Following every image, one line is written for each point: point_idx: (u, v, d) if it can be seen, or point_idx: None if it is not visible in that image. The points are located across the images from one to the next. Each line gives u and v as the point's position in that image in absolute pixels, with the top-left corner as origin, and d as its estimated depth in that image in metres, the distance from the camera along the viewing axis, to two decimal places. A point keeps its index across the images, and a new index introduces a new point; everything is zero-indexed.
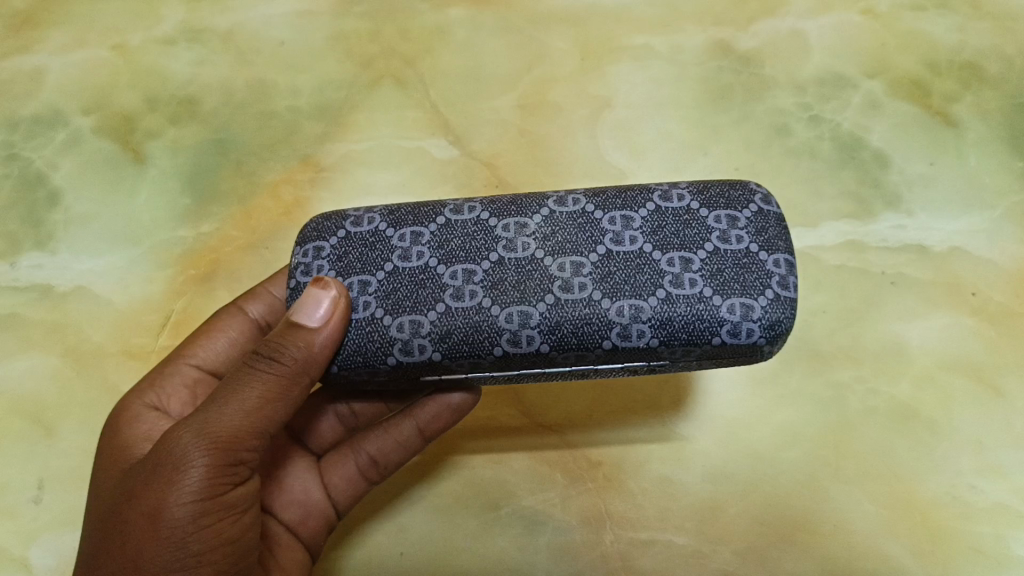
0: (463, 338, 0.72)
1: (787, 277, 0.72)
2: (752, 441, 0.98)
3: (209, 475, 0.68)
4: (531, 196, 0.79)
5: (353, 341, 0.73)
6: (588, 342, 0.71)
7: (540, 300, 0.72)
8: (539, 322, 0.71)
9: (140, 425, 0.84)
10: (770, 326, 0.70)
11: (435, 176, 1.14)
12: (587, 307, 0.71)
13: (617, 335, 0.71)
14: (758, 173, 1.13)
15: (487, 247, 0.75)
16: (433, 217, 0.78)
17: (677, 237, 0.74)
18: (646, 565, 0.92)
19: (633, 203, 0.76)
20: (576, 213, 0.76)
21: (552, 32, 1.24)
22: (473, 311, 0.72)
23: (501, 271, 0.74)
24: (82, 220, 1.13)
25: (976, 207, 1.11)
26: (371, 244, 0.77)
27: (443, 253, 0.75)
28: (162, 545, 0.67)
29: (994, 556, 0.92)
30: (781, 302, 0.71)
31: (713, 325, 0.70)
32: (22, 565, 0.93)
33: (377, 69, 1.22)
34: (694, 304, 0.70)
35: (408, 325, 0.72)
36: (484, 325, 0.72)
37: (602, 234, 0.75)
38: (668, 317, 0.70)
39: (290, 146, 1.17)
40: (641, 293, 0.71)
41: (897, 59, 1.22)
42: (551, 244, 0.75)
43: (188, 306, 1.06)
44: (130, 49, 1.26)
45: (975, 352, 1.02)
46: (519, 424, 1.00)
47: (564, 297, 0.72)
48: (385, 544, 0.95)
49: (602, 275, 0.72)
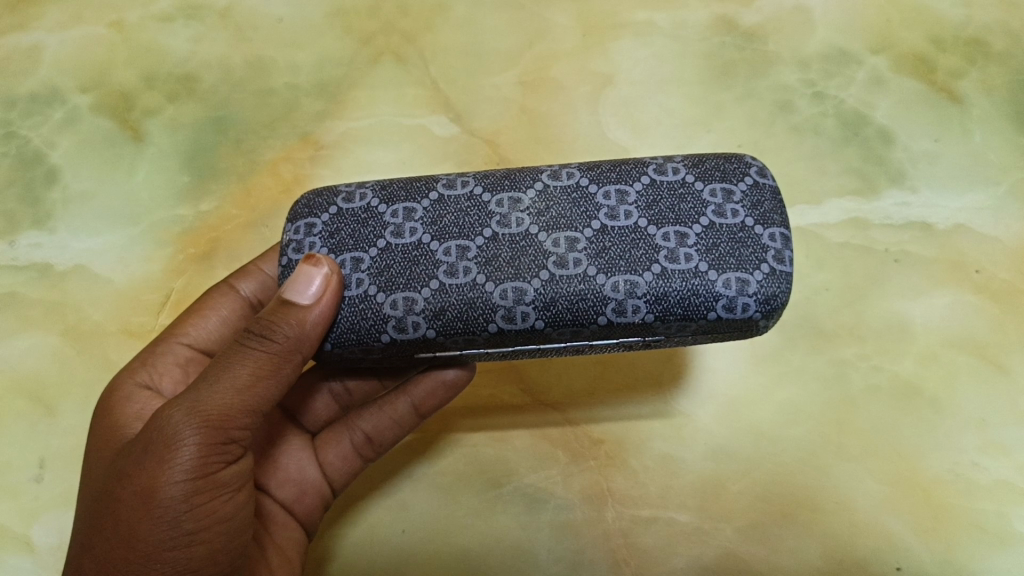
0: (458, 315, 0.71)
1: (783, 251, 0.71)
2: (754, 418, 0.97)
3: (201, 454, 0.67)
4: (525, 170, 0.78)
5: (346, 319, 0.72)
6: (583, 318, 0.71)
7: (535, 276, 0.71)
8: (533, 298, 0.70)
9: (132, 404, 0.83)
10: (766, 301, 0.70)
11: (435, 154, 1.13)
12: (582, 282, 0.70)
13: (612, 310, 0.70)
14: (761, 150, 1.12)
15: (480, 222, 0.75)
16: (426, 192, 0.77)
17: (672, 211, 0.73)
18: (648, 542, 0.92)
19: (628, 176, 0.76)
20: (571, 187, 0.76)
21: (553, 8, 1.23)
22: (467, 288, 0.71)
23: (495, 247, 0.73)
24: (81, 199, 1.13)
25: (981, 184, 1.10)
26: (363, 220, 0.76)
27: (436, 230, 0.75)
28: (155, 523, 0.66)
29: (996, 533, 0.92)
30: (777, 276, 0.70)
31: (708, 300, 0.69)
32: (24, 544, 0.94)
33: (377, 46, 1.21)
34: (690, 279, 0.70)
35: (402, 303, 0.72)
36: (478, 301, 0.71)
37: (596, 209, 0.74)
38: (664, 292, 0.70)
39: (289, 124, 1.16)
40: (636, 268, 0.70)
41: (902, 34, 1.20)
42: (546, 219, 0.74)
43: (188, 285, 1.06)
44: (128, 26, 1.24)
45: (978, 329, 1.01)
46: (519, 402, 1.00)
47: (559, 273, 0.71)
48: (386, 522, 0.95)
49: (597, 250, 0.72)
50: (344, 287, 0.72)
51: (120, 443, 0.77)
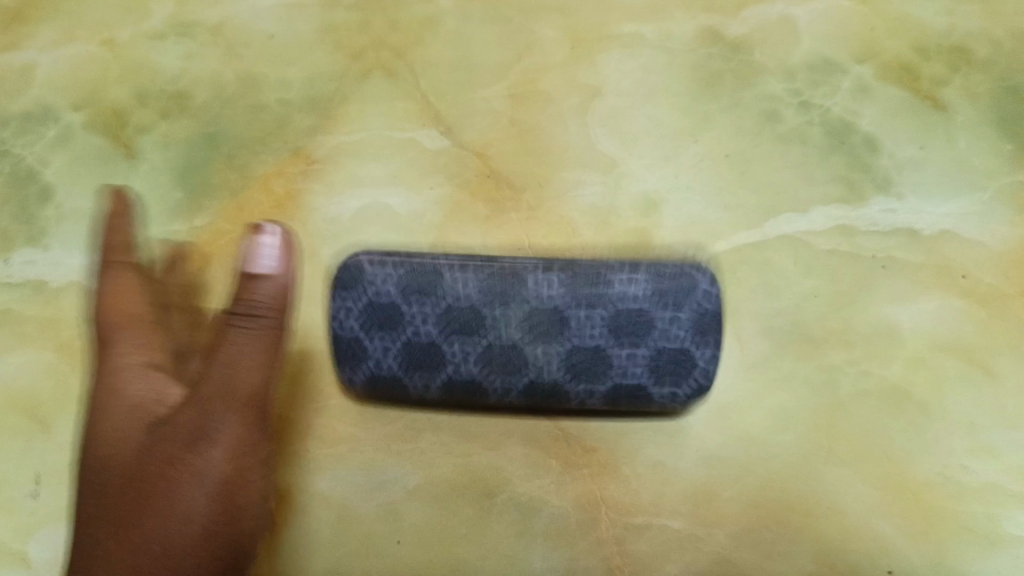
0: (464, 392, 0.94)
1: (711, 373, 0.94)
2: (744, 424, 0.98)
3: (236, 427, 0.85)
4: (521, 271, 0.94)
5: (371, 384, 0.95)
6: (555, 403, 0.94)
7: (522, 376, 0.93)
8: (518, 387, 0.93)
9: (116, 376, 0.94)
10: (698, 390, 0.94)
11: (425, 167, 1.16)
12: (556, 374, 0.93)
13: (578, 401, 0.94)
14: (748, 161, 1.14)
15: (479, 308, 0.93)
16: (438, 283, 0.94)
17: (630, 338, 0.94)
18: (643, 549, 0.95)
19: (598, 282, 0.94)
20: (553, 297, 0.93)
21: (540, 20, 1.21)
22: (470, 378, 0.93)
23: (493, 350, 0.93)
24: (75, 216, 1.14)
25: (967, 190, 1.11)
26: (391, 315, 0.93)
27: (448, 324, 0.93)
28: (195, 486, 0.84)
29: (986, 534, 0.95)
30: (702, 392, 0.94)
31: (649, 402, 0.94)
32: (21, 559, 0.99)
33: (367, 61, 1.21)
34: (638, 388, 0.94)
35: (421, 381, 0.94)
36: (478, 384, 0.93)
37: (569, 326, 0.93)
38: (617, 392, 0.94)
39: (281, 139, 1.17)
40: (596, 379, 0.93)
41: (887, 42, 1.20)
42: (534, 327, 0.93)
43: (185, 298, 1.08)
44: (118, 44, 1.23)
45: (966, 334, 1.03)
46: (514, 413, 0.98)
47: (540, 372, 0.93)
48: (383, 532, 0.96)
49: (569, 361, 0.93)
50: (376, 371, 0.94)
51: (133, 432, 0.89)
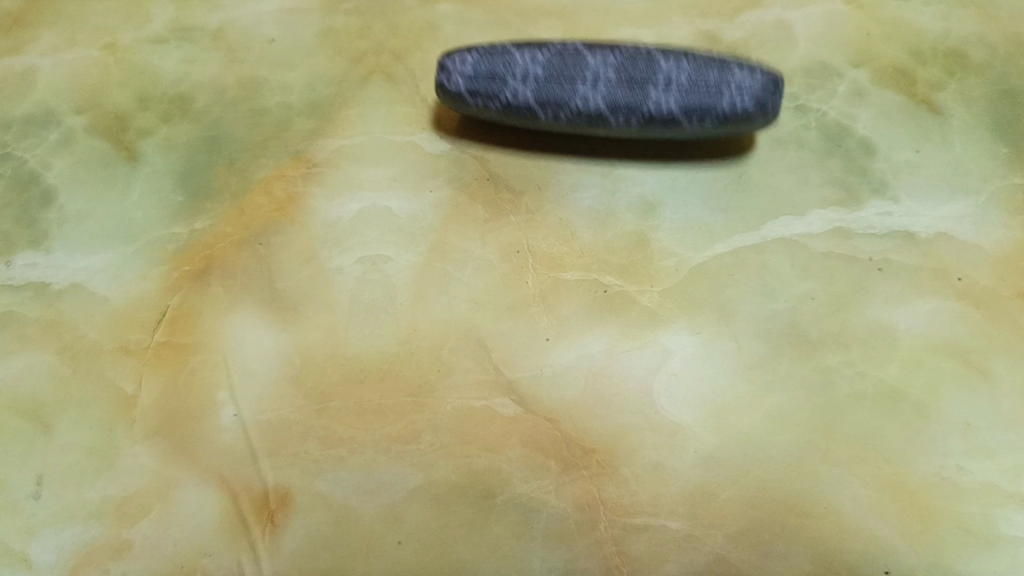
0: (554, 84, 1.08)
1: (769, 92, 1.07)
2: (742, 425, 0.99)
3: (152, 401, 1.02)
4: (596, 56, 1.08)
5: (473, 84, 1.09)
6: (635, 102, 1.06)
7: (596, 86, 1.07)
8: (602, 92, 1.07)
9: (18, 387, 1.04)
10: (760, 105, 1.06)
11: (425, 171, 1.15)
12: (636, 106, 1.07)
13: (653, 109, 1.06)
14: (745, 164, 1.15)
15: (594, 53, 1.09)
16: (529, 57, 1.08)
17: (699, 103, 1.06)
18: (640, 550, 0.94)
19: (660, 56, 1.08)
20: (624, 59, 1.08)
21: (539, 26, 1.25)
22: (560, 90, 1.08)
23: (585, 92, 1.07)
24: (76, 219, 1.14)
25: (963, 192, 1.12)
26: (490, 77, 1.09)
27: (539, 85, 1.08)
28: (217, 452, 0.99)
29: (983, 535, 0.94)
30: (761, 87, 1.06)
31: (715, 108, 1.06)
32: (23, 560, 0.95)
33: (367, 65, 1.23)
34: (704, 96, 1.06)
35: (517, 80, 1.08)
36: (566, 98, 1.07)
37: (644, 76, 1.06)
38: (686, 109, 1.06)
39: (281, 142, 1.18)
40: (669, 122, 1.08)
41: (883, 47, 1.23)
42: (613, 83, 1.07)
43: (184, 302, 1.07)
44: (120, 48, 1.26)
45: (962, 335, 1.03)
46: (514, 414, 1.00)
47: (624, 109, 1.07)
48: (382, 534, 0.95)
49: (647, 108, 1.07)
50: (510, 99, 1.08)
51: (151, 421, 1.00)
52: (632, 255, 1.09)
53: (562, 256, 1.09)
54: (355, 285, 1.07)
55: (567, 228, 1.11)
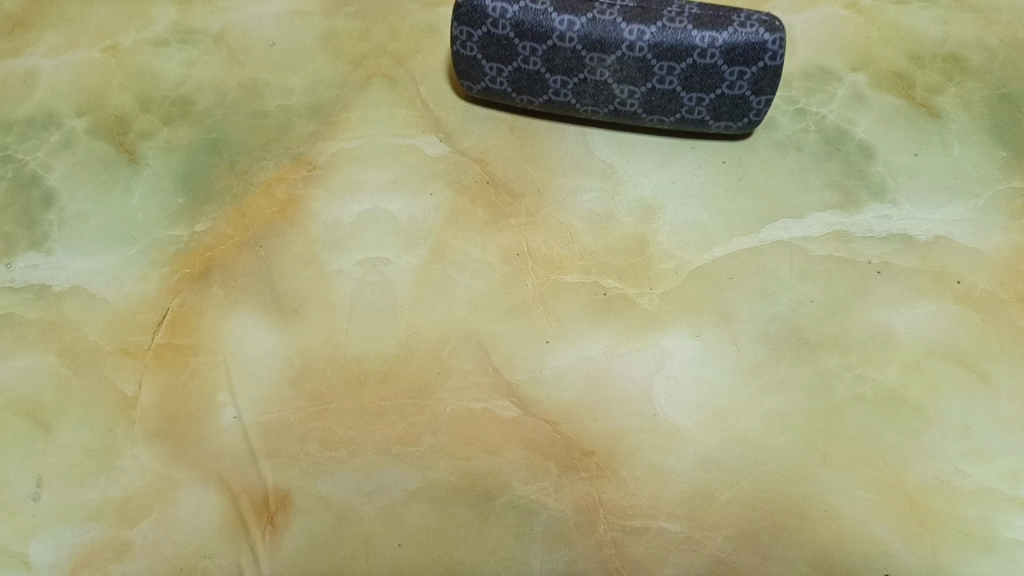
0: (568, 3, 1.04)
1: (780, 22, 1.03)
2: (741, 428, 0.99)
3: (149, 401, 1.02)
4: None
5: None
6: (644, 19, 1.03)
7: (612, 0, 1.04)
8: (615, 5, 1.04)
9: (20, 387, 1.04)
10: (769, 27, 1.02)
11: (426, 173, 1.16)
12: (648, 23, 1.03)
13: (664, 24, 1.03)
14: (744, 167, 1.16)
15: None
16: None
17: (712, 24, 1.03)
18: (639, 552, 0.93)
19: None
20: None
21: None
22: (575, 4, 1.04)
23: (598, 6, 1.04)
24: (77, 220, 1.14)
25: (962, 196, 1.13)
26: None
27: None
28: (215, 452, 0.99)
29: (983, 539, 0.93)
30: (772, 20, 1.03)
31: (726, 31, 1.02)
32: (22, 562, 0.94)
33: (368, 68, 1.24)
34: (715, 21, 1.03)
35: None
36: (580, 10, 1.03)
37: (657, 2, 1.04)
38: (696, 28, 1.03)
39: (282, 145, 1.18)
40: (683, 37, 1.03)
41: (882, 51, 1.24)
42: (628, 3, 1.04)
43: (184, 303, 1.07)
44: (122, 50, 1.27)
45: (961, 339, 1.04)
46: (513, 416, 1.00)
47: (636, 26, 1.03)
48: (382, 536, 0.95)
49: (660, 22, 1.03)
50: (524, 10, 1.04)
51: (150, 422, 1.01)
52: (630, 258, 1.10)
53: (562, 259, 1.10)
54: (356, 287, 1.08)
55: (567, 230, 1.12)
